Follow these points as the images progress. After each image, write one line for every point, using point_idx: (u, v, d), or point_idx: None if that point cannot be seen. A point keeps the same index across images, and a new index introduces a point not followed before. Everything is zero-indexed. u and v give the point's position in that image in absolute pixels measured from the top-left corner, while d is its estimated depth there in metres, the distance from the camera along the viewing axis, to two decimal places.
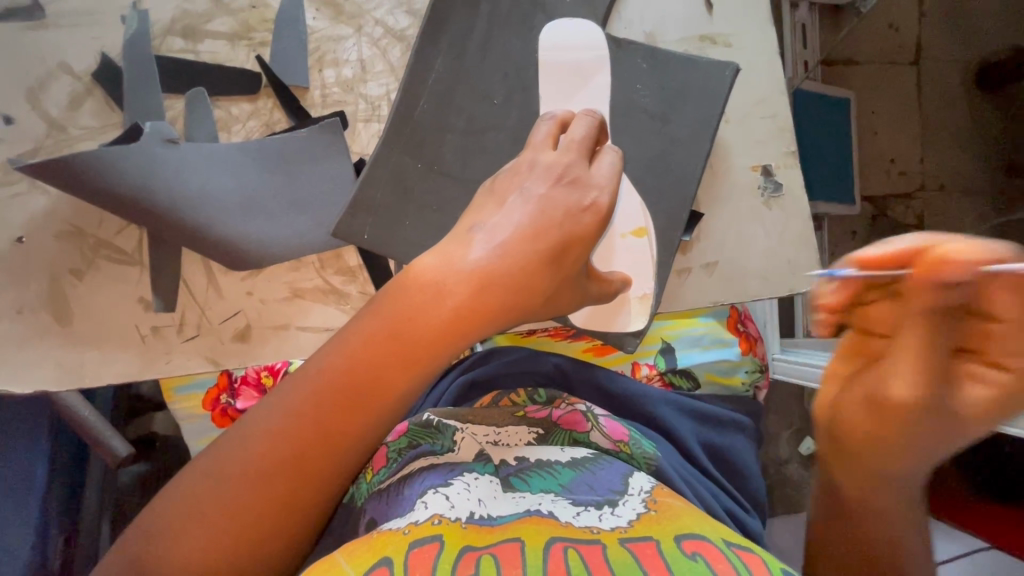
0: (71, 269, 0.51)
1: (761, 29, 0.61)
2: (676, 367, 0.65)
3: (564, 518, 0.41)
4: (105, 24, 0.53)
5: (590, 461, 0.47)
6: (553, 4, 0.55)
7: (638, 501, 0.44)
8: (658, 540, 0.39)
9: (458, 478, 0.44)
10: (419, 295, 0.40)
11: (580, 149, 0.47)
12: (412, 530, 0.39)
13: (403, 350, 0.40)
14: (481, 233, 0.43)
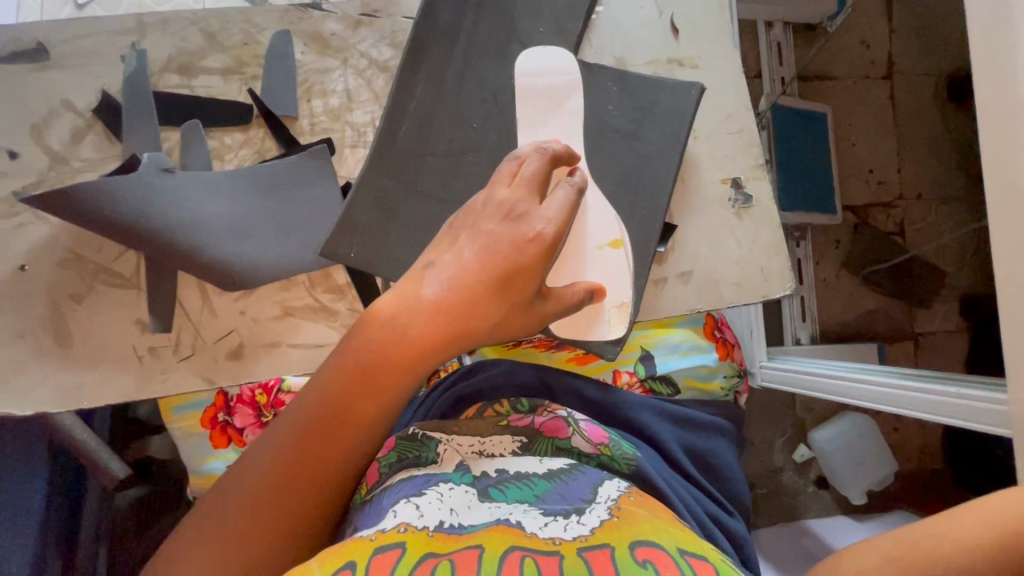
0: (72, 294, 0.53)
1: (725, 50, 0.65)
2: (656, 373, 0.67)
3: (530, 529, 0.43)
4: (105, 63, 0.56)
5: (565, 473, 0.49)
6: (526, 34, 0.59)
7: (603, 509, 0.46)
8: (613, 548, 0.41)
9: (432, 488, 0.45)
10: (376, 332, 0.45)
11: (530, 185, 0.49)
12: (378, 537, 0.40)
13: (365, 382, 0.44)
14: (434, 267, 0.46)
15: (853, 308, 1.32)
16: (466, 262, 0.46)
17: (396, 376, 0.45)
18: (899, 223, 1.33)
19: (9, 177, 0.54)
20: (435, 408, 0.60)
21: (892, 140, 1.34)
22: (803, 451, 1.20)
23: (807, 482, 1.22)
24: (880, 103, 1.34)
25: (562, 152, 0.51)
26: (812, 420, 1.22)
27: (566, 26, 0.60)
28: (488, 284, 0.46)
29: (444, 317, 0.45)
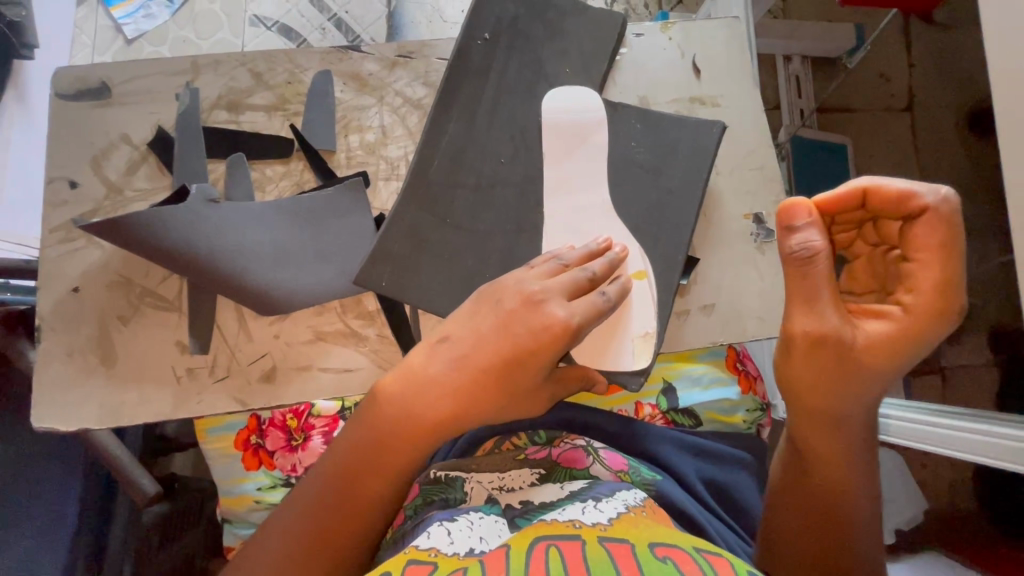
0: (118, 315, 0.56)
1: (746, 90, 0.67)
2: (679, 406, 0.67)
3: (549, 520, 0.44)
4: (162, 101, 0.61)
5: (586, 488, 0.50)
6: (554, 74, 0.62)
7: (621, 503, 0.47)
8: (634, 543, 0.40)
9: (463, 515, 0.47)
10: (388, 408, 0.49)
11: (563, 285, 0.52)
12: (411, 552, 0.42)
13: (381, 455, 0.49)
14: (446, 342, 0.50)
15: None
16: (479, 343, 0.50)
17: (412, 452, 0.50)
18: None
19: (68, 205, 0.58)
20: (457, 446, 0.62)
21: None
22: None
23: None
24: None
25: (604, 271, 0.54)
26: None
27: (592, 68, 0.63)
28: (505, 376, 0.50)
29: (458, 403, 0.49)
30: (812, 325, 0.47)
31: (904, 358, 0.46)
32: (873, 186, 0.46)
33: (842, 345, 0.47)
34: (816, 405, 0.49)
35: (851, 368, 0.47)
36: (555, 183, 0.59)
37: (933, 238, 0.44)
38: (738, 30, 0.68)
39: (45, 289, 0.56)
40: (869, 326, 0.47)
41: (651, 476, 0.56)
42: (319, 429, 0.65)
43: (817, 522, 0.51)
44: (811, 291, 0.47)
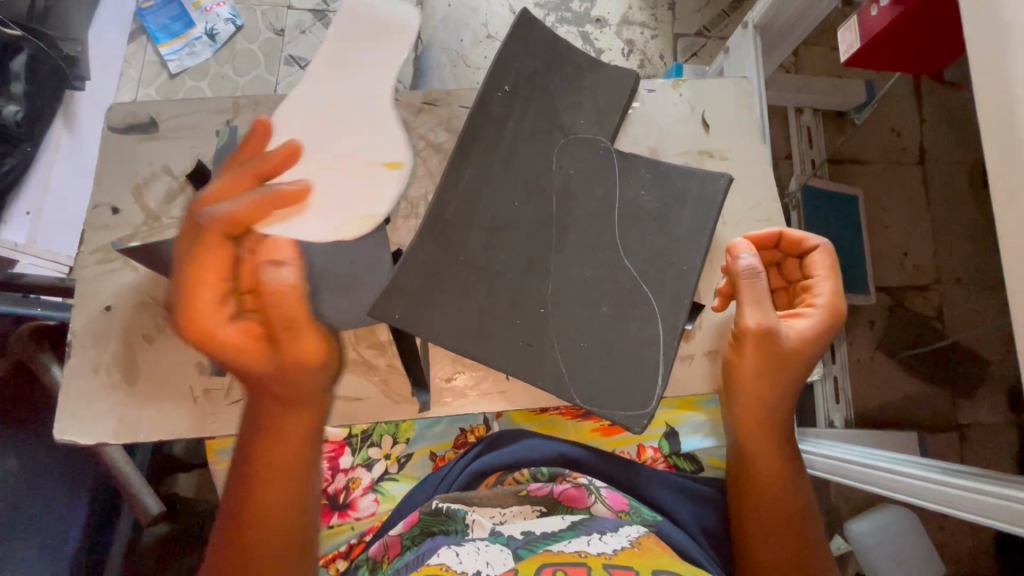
0: (144, 335, 0.59)
1: (752, 143, 0.70)
2: (682, 450, 0.67)
3: (556, 548, 0.46)
4: (203, 136, 0.65)
5: (588, 521, 0.50)
6: (570, 125, 0.66)
7: (624, 537, 0.48)
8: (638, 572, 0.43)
9: (470, 541, 0.48)
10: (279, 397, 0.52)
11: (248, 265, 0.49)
12: (424, 569, 0.44)
13: (277, 432, 0.53)
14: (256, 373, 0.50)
15: (890, 393, 1.29)
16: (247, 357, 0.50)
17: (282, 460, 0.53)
18: (937, 307, 1.31)
19: (108, 228, 0.62)
20: (458, 480, 0.62)
21: (926, 224, 1.35)
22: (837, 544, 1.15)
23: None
24: (913, 189, 1.37)
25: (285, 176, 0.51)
26: (847, 510, 1.22)
27: (605, 120, 0.67)
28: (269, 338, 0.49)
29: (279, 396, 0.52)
30: (763, 322, 0.52)
31: (814, 355, 0.55)
32: (786, 231, 0.59)
33: (778, 345, 0.53)
34: (753, 404, 0.56)
35: (781, 366, 0.54)
36: (567, 229, 0.62)
37: (824, 265, 0.58)
38: (745, 89, 0.71)
39: (80, 308, 0.59)
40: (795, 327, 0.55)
41: (651, 516, 0.55)
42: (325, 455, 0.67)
43: (771, 514, 0.55)
44: (761, 298, 0.53)
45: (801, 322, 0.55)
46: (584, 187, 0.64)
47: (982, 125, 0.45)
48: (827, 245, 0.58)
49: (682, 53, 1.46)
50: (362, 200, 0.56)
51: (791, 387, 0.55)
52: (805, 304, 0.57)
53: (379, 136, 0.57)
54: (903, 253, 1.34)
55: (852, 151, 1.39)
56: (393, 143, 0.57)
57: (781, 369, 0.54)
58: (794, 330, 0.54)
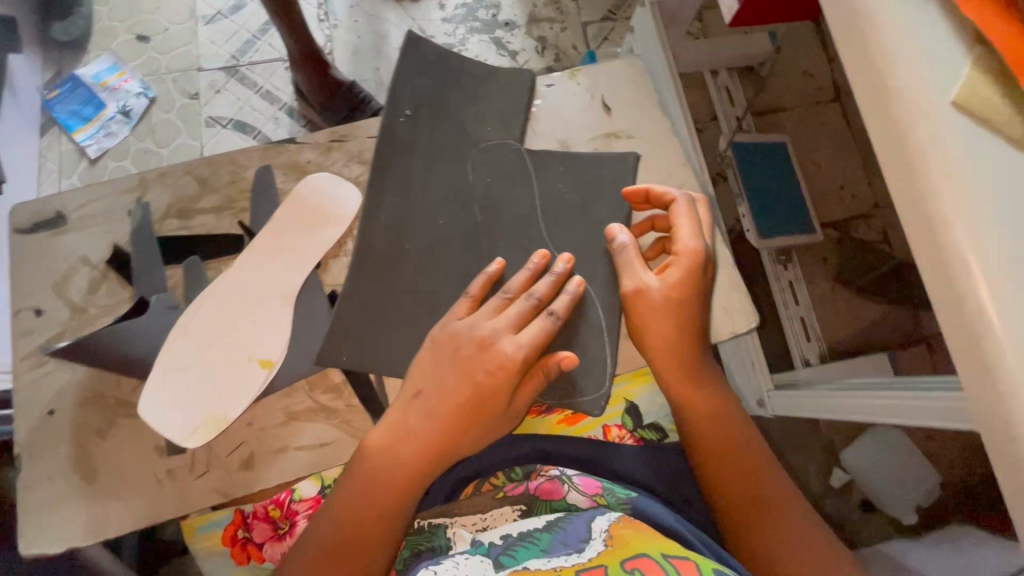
0: (95, 430, 0.57)
1: (653, 118, 0.72)
2: (644, 422, 0.68)
3: (534, 565, 0.43)
4: (116, 220, 0.65)
5: (561, 520, 0.49)
6: (478, 134, 0.68)
7: (599, 540, 0.45)
8: (606, 567, 0.41)
9: (449, 558, 0.46)
10: (387, 437, 0.53)
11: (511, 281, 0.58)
12: None
13: (381, 458, 0.53)
14: (423, 391, 0.54)
15: (857, 320, 1.34)
16: (449, 389, 0.54)
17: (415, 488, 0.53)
18: (881, 232, 1.38)
19: (35, 332, 0.61)
20: (439, 493, 0.61)
21: (855, 155, 1.42)
22: (838, 475, 1.26)
23: (851, 508, 1.26)
24: (834, 125, 1.44)
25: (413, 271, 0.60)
26: (842, 439, 1.29)
27: (511, 123, 0.69)
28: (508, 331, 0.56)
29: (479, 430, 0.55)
30: (638, 283, 0.58)
31: (695, 297, 0.57)
32: (647, 191, 0.62)
33: (656, 300, 0.56)
34: (667, 350, 0.57)
35: (673, 312, 0.56)
36: (496, 236, 0.63)
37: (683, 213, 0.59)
38: (640, 68, 0.74)
39: (23, 416, 0.58)
40: (651, 290, 0.57)
41: (625, 494, 0.55)
42: (303, 514, 0.61)
43: (728, 460, 0.56)
44: (631, 263, 0.59)
45: (676, 267, 0.57)
46: (504, 191, 0.65)
47: (844, 58, 0.49)
48: (684, 198, 0.60)
49: (593, 39, 1.49)
50: (230, 385, 0.56)
51: (695, 326, 0.57)
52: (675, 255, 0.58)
53: (274, 329, 0.59)
54: (840, 186, 1.41)
55: (770, 100, 1.46)
56: (279, 339, 0.59)
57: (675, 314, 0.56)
58: (662, 285, 0.57)
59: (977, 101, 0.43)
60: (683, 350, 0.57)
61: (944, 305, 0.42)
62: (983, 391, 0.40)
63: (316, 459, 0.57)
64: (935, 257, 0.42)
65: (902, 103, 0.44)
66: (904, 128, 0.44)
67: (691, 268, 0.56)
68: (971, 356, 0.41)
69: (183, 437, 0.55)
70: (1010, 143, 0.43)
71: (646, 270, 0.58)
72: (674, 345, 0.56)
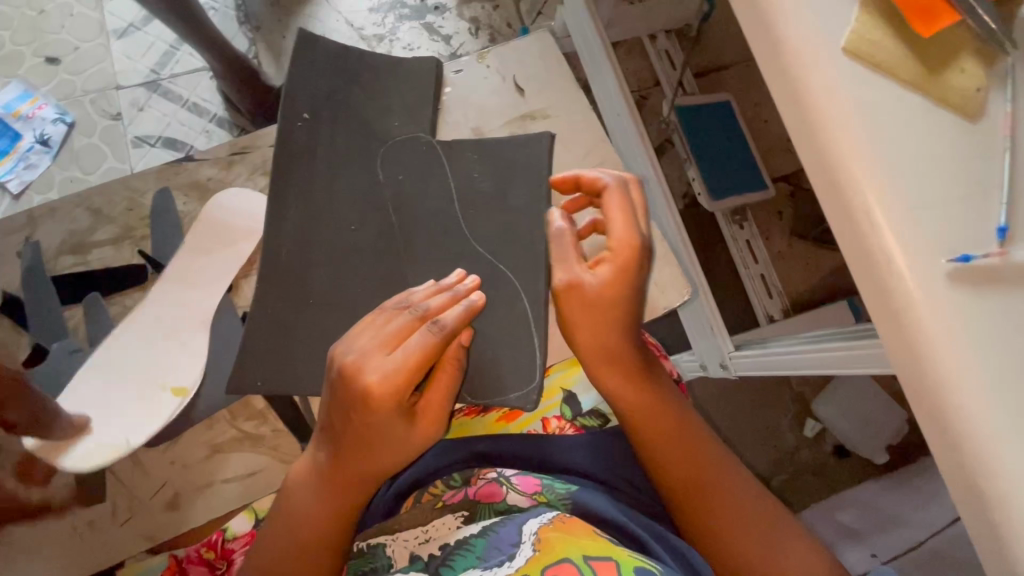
0: (4, 490, 0.54)
1: (568, 94, 0.70)
2: (584, 410, 0.66)
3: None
4: (5, 263, 0.61)
5: (495, 525, 0.48)
6: (385, 131, 0.65)
7: (528, 545, 0.44)
8: (526, 575, 0.41)
9: None
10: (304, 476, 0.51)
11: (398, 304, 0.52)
12: None
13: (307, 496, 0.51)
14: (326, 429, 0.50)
15: (814, 272, 1.35)
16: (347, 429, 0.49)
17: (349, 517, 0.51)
18: None
19: None
20: (380, 510, 0.60)
21: None
22: (811, 424, 1.28)
23: (826, 455, 1.28)
24: None
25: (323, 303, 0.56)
26: (811, 391, 1.29)
27: (419, 116, 0.66)
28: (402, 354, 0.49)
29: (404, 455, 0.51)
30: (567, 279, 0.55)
31: (628, 293, 0.53)
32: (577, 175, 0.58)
33: (586, 299, 0.54)
34: (600, 351, 0.55)
35: (603, 310, 0.53)
36: (412, 237, 0.61)
37: (611, 200, 0.54)
38: (551, 44, 0.71)
39: None
40: (581, 287, 0.54)
41: (565, 488, 0.54)
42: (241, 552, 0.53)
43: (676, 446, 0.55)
44: (562, 257, 0.56)
45: (606, 265, 0.53)
46: (416, 188, 0.62)
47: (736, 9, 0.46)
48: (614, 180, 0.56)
49: (526, 15, 1.45)
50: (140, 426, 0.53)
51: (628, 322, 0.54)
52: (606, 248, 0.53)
53: (185, 361, 0.56)
54: (786, 139, 1.40)
55: (710, 60, 1.44)
56: (190, 370, 0.56)
57: (607, 313, 0.54)
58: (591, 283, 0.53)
59: (867, 43, 0.42)
60: (615, 345, 0.54)
61: (851, 253, 0.41)
62: (893, 338, 0.39)
63: (247, 488, 0.56)
64: (837, 205, 0.41)
65: (798, 48, 0.42)
66: (798, 76, 0.42)
67: (621, 263, 0.53)
68: (879, 303, 0.40)
69: (81, 465, 0.52)
70: (901, 85, 0.42)
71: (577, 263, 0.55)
72: (608, 344, 0.54)
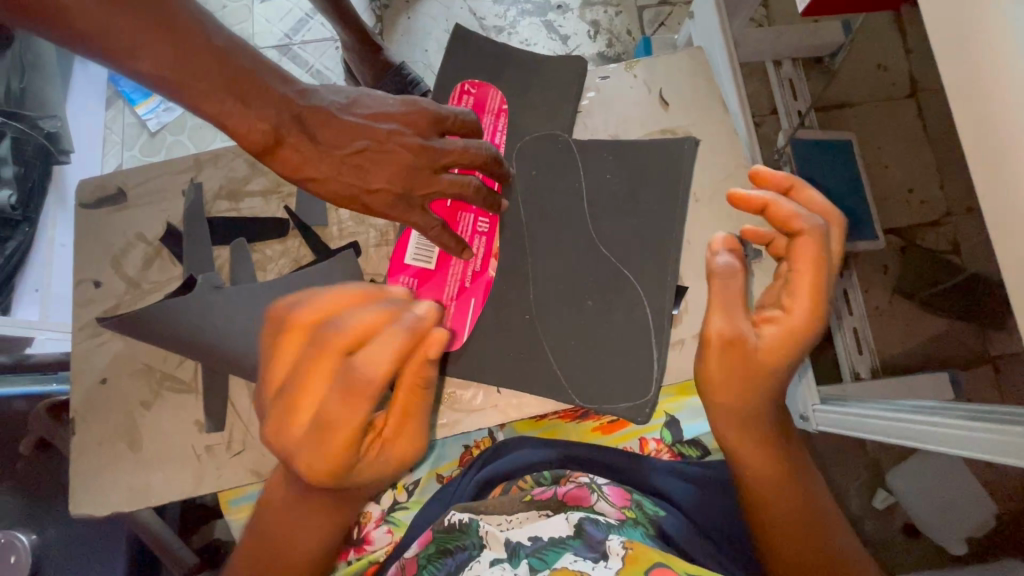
0: (142, 401, 0.60)
1: (712, 114, 0.68)
2: (684, 438, 0.70)
3: None
4: (170, 198, 0.67)
5: (589, 525, 0.54)
6: (527, 126, 0.65)
7: None
8: None
9: None
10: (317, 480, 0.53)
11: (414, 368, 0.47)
12: None
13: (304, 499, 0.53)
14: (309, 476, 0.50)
15: (915, 335, 1.25)
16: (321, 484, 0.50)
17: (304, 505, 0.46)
18: (952, 241, 1.28)
19: (93, 303, 0.64)
20: (466, 492, 0.65)
21: (928, 158, 1.32)
22: (883, 496, 1.18)
23: (894, 533, 1.18)
24: (908, 123, 1.33)
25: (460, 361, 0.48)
26: (889, 461, 1.20)
27: (561, 115, 0.66)
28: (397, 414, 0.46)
29: (805, 287, 0.49)
30: (725, 329, 0.51)
31: (789, 363, 0.51)
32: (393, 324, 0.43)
33: (749, 356, 0.51)
34: (734, 421, 0.55)
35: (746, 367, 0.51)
36: (539, 233, 0.61)
37: (805, 254, 0.49)
38: (703, 60, 0.69)
39: (77, 382, 0.61)
40: (750, 344, 0.50)
41: (653, 511, 0.60)
42: None
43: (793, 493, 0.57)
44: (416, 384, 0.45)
45: (770, 331, 0.50)
46: (550, 186, 0.63)
47: (933, 41, 0.42)
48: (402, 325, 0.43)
49: (649, 25, 1.42)
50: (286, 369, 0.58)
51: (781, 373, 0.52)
52: (791, 314, 0.50)
53: None
54: (908, 190, 1.31)
55: (838, 95, 1.36)
56: None
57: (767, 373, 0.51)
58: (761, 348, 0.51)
59: None
60: (761, 408, 0.54)
61: None
62: None
63: None
64: (1019, 252, 0.38)
65: (998, 70, 0.37)
66: (994, 99, 0.38)
67: (791, 326, 0.50)
68: None
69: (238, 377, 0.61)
70: None
71: (742, 318, 0.51)
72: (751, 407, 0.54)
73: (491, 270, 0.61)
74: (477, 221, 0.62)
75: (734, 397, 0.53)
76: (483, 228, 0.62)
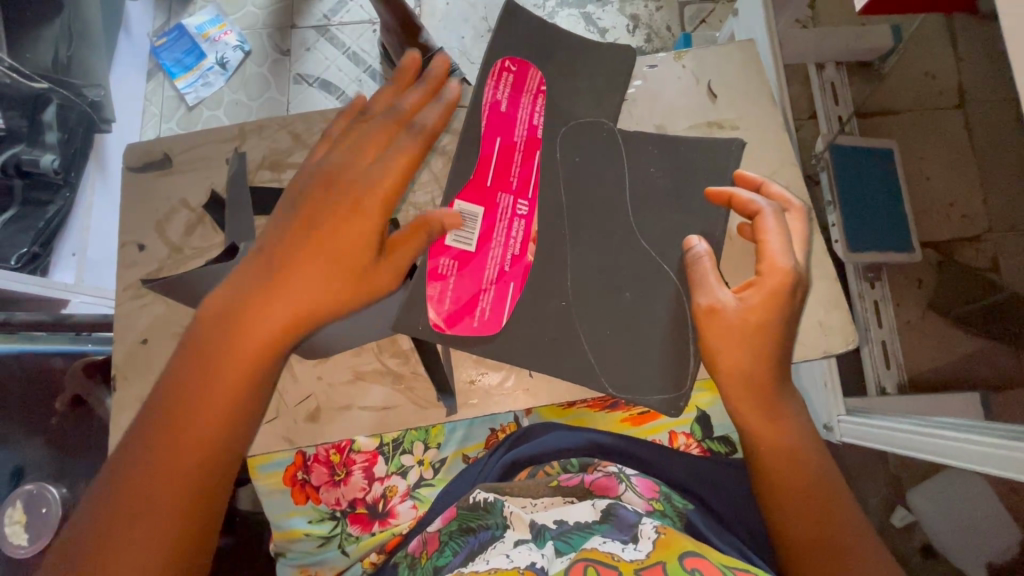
0: None
1: (761, 111, 0.66)
2: (713, 435, 0.71)
3: None
4: (215, 166, 0.68)
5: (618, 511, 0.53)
6: (573, 111, 0.64)
7: None
8: None
9: None
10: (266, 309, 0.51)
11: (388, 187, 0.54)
12: None
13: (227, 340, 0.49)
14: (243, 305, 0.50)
15: (947, 352, 1.22)
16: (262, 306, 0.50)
17: (265, 322, 0.49)
18: (992, 259, 1.24)
19: (136, 265, 0.65)
20: (492, 472, 0.66)
21: (972, 171, 1.27)
22: (901, 513, 1.15)
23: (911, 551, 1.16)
24: (954, 134, 1.29)
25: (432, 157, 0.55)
26: (910, 478, 1.18)
27: (606, 102, 0.65)
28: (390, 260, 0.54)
29: (769, 252, 0.52)
30: (713, 300, 0.53)
31: (773, 325, 0.52)
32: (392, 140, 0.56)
33: (732, 325, 0.52)
34: (741, 385, 0.53)
35: (739, 338, 0.52)
36: (580, 220, 0.61)
37: (771, 228, 0.53)
38: (754, 54, 0.68)
39: (118, 340, 0.62)
40: (727, 311, 0.52)
41: (681, 504, 0.60)
42: (359, 465, 0.69)
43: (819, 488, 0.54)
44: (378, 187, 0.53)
45: (746, 295, 0.52)
46: (593, 173, 0.62)
47: (1010, 40, 0.40)
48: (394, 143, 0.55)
49: (689, 22, 1.40)
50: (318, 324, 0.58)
51: (771, 351, 0.52)
52: (762, 283, 0.52)
53: None
54: (948, 204, 1.27)
55: (882, 101, 1.32)
56: None
57: (760, 345, 0.52)
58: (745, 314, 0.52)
59: None
60: (758, 373, 0.52)
61: None
62: None
63: (379, 421, 0.59)
64: None
65: None
66: None
67: (773, 292, 0.51)
68: None
69: None
70: None
71: (721, 287, 0.53)
72: (752, 376, 0.53)
73: (530, 254, 0.60)
74: (517, 204, 0.61)
75: (733, 360, 0.52)
76: (522, 211, 0.61)
